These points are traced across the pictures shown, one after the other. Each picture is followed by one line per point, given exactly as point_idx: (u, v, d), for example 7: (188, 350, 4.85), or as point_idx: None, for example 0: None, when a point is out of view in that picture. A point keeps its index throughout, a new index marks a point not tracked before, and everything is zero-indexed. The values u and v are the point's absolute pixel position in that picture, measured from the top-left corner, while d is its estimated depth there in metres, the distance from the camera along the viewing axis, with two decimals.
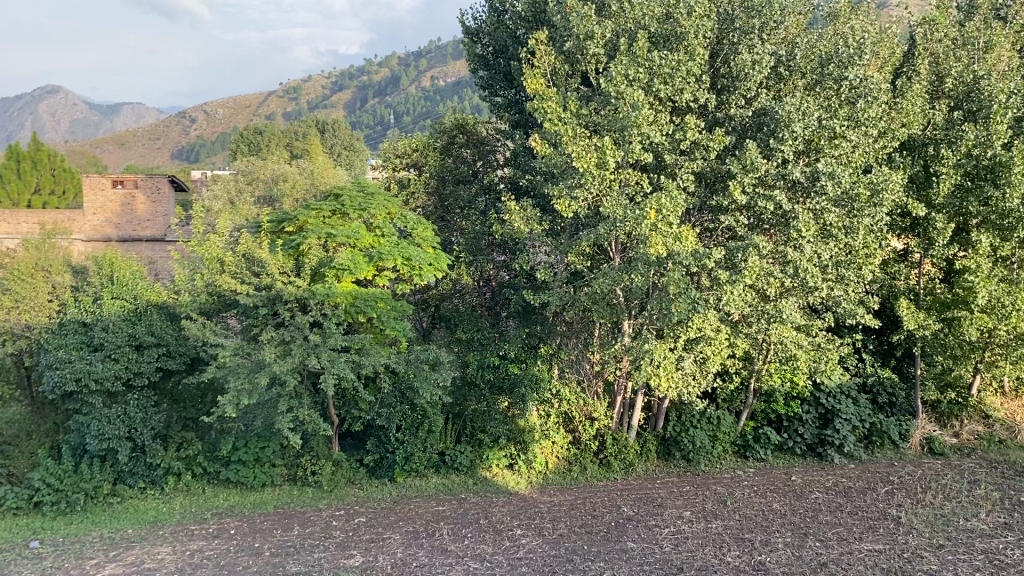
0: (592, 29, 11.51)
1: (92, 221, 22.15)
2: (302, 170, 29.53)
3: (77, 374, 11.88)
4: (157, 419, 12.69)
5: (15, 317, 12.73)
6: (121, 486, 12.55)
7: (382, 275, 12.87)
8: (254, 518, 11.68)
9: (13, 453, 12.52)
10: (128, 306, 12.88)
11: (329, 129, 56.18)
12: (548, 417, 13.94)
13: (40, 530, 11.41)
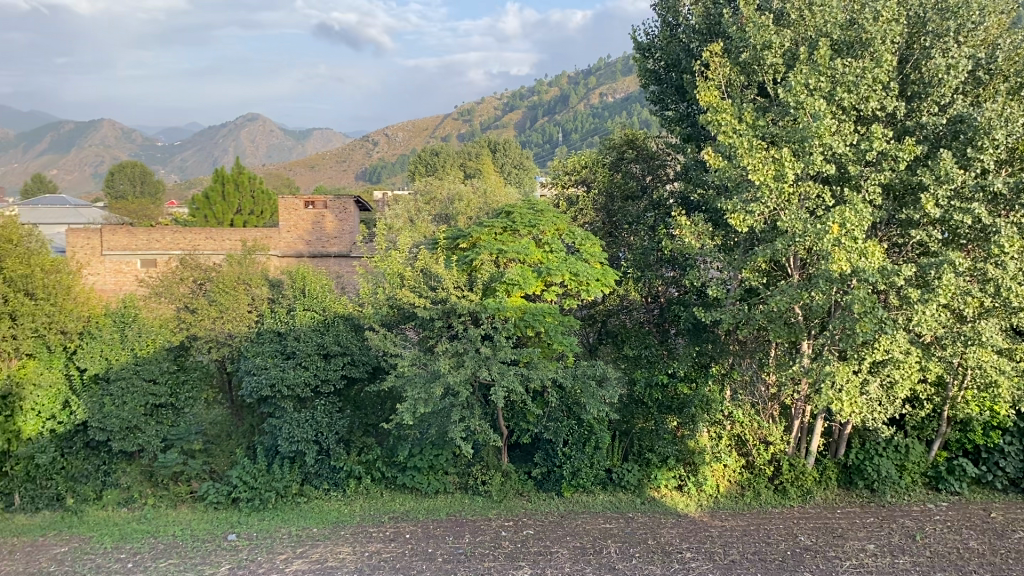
0: (770, 40, 10.63)
1: (287, 240, 22.49)
2: (474, 187, 29.19)
3: (273, 379, 12.76)
4: (342, 424, 13.38)
5: (220, 326, 13.66)
6: (307, 486, 13.29)
7: (551, 291, 12.52)
8: (428, 524, 12.01)
9: (216, 450, 13.80)
10: (317, 318, 13.71)
11: (501, 149, 56.36)
12: (719, 439, 13.27)
13: (237, 524, 12.31)
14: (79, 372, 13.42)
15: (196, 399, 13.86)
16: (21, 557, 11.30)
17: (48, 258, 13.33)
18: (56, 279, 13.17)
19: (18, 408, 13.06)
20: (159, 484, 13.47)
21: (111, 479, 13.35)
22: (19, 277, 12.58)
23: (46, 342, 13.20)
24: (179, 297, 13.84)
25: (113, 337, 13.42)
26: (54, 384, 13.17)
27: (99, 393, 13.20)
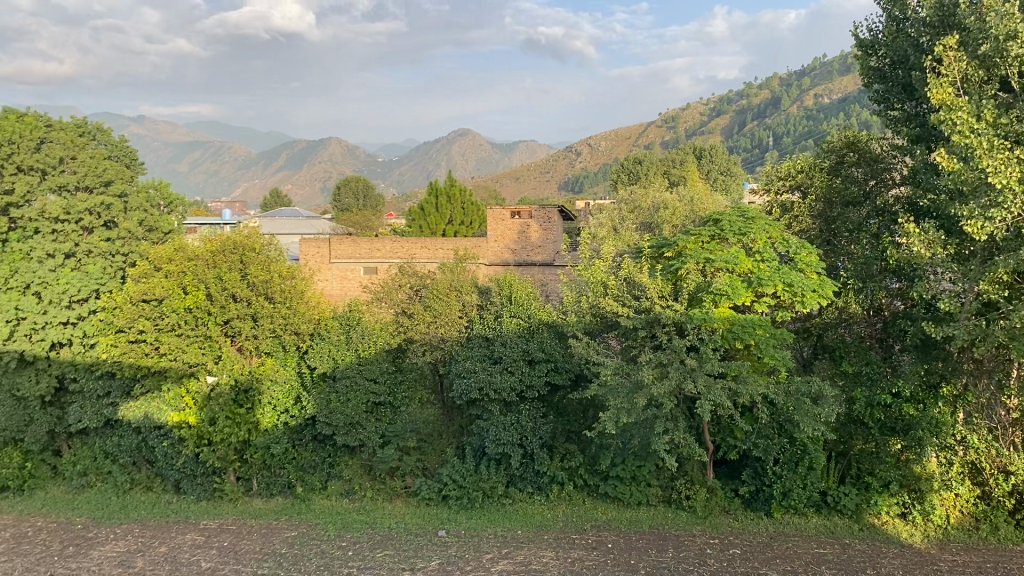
0: (1015, 29, 9.11)
1: (492, 248, 18.32)
2: (681, 195, 27.55)
3: (480, 383, 12.78)
4: (545, 429, 13.10)
5: (434, 330, 13.84)
6: (512, 488, 13.27)
7: (761, 301, 11.10)
8: (631, 535, 11.52)
9: (428, 449, 14.21)
10: (523, 324, 13.25)
11: (709, 154, 53.97)
12: (950, 467, 11.51)
13: (447, 521, 12.64)
14: (309, 370, 14.54)
15: (411, 399, 14.22)
16: (259, 538, 12.46)
17: (287, 265, 14.47)
18: (291, 285, 14.20)
19: (257, 401, 14.31)
20: (377, 478, 14.15)
21: (334, 471, 14.28)
22: (261, 283, 13.73)
23: (283, 342, 14.35)
24: (398, 302, 14.38)
25: (340, 339, 14.23)
26: (288, 381, 14.34)
27: (327, 390, 14.20)
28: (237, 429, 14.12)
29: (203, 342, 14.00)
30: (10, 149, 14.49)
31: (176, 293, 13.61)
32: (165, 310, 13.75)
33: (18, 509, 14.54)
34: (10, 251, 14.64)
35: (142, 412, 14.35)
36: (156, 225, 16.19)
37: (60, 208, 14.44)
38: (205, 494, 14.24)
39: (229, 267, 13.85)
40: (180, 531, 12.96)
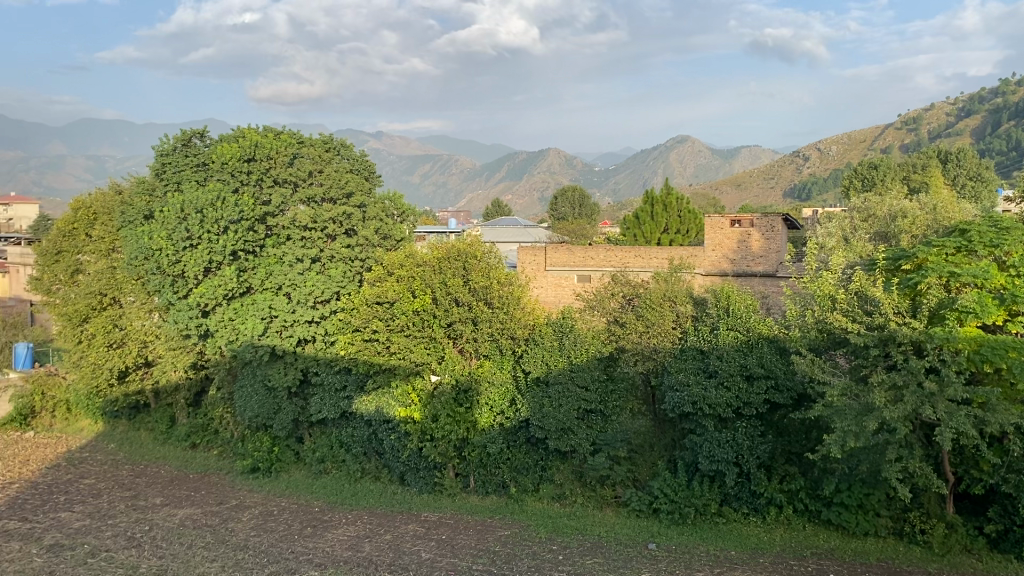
0: None
1: (709, 257, 17.71)
2: (922, 202, 25.29)
3: (693, 398, 12.44)
4: (763, 449, 12.36)
5: (645, 339, 13.86)
6: (727, 508, 12.65)
7: (1016, 321, 9.99)
8: (855, 567, 10.73)
9: (639, 460, 13.73)
10: (740, 338, 12.68)
11: (954, 157, 49.30)
12: None
13: (657, 533, 12.52)
14: (524, 374, 14.58)
15: (622, 408, 14.04)
16: (474, 534, 13.02)
17: (505, 272, 14.86)
18: (509, 291, 14.66)
19: (476, 401, 14.83)
20: (588, 484, 13.98)
21: (546, 474, 14.37)
22: (480, 288, 14.35)
23: (499, 346, 14.77)
24: (610, 311, 14.60)
25: (553, 345, 14.21)
26: (504, 383, 14.59)
27: (540, 394, 14.18)
28: (458, 427, 14.75)
29: (428, 343, 14.92)
30: (267, 164, 16.32)
31: (406, 297, 14.58)
32: (395, 311, 14.80)
33: (266, 489, 16.17)
34: (266, 256, 16.37)
35: (374, 406, 15.35)
36: (390, 234, 16.98)
37: (308, 217, 15.93)
38: (427, 488, 15.06)
39: (453, 273, 14.64)
40: (402, 522, 13.81)
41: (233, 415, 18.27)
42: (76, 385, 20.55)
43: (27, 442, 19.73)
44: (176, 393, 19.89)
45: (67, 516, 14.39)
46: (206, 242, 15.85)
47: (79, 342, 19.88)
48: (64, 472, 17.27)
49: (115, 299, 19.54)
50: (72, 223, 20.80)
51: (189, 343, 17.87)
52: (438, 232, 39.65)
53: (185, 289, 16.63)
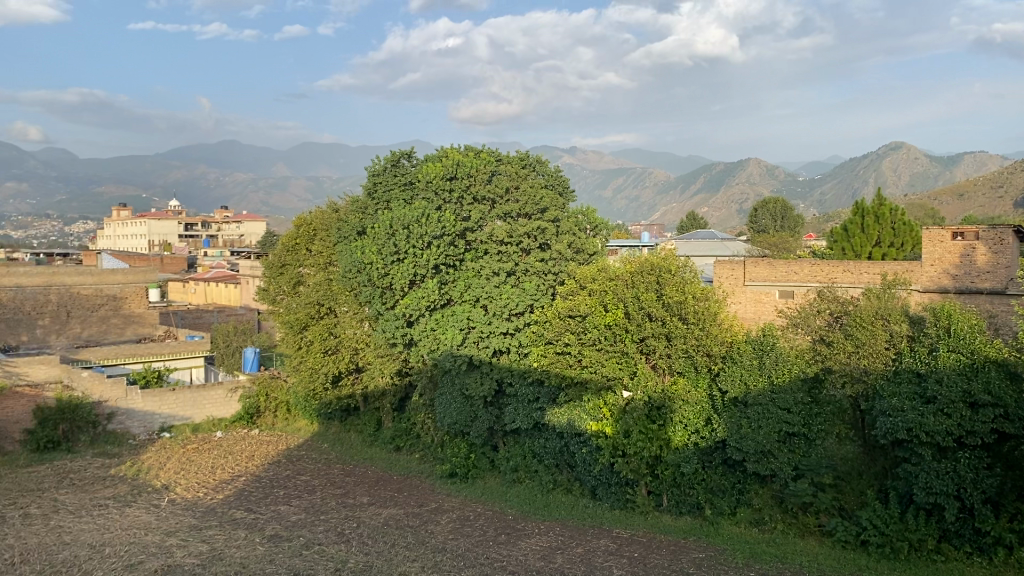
0: None
1: (928, 272, 16.13)
2: None
3: (908, 424, 11.22)
4: (990, 483, 10.83)
5: (855, 360, 12.76)
6: (947, 545, 11.37)
7: None
8: None
9: (846, 488, 12.72)
10: (964, 360, 11.36)
11: None
12: None
13: (862, 568, 11.57)
14: (720, 394, 14.00)
15: (827, 433, 12.85)
16: (668, 553, 12.71)
17: (701, 286, 14.27)
18: (704, 306, 13.95)
19: (669, 419, 14.16)
20: (788, 511, 13.06)
21: (744, 498, 13.52)
22: (674, 303, 13.84)
23: (695, 362, 14.15)
24: (815, 329, 13.50)
25: (752, 363, 13.41)
26: (700, 402, 14.02)
27: (738, 415, 13.41)
28: (650, 445, 14.16)
29: (620, 358, 14.70)
30: (468, 182, 16.98)
31: (598, 311, 14.68)
32: (588, 325, 14.89)
33: (464, 494, 16.60)
34: (464, 270, 16.89)
35: (566, 419, 15.40)
36: (584, 248, 17.02)
37: (504, 232, 16.42)
38: (619, 504, 14.78)
39: (646, 287, 14.37)
40: (595, 535, 13.75)
41: (434, 421, 18.95)
42: (296, 387, 22.14)
43: (252, 438, 21.42)
44: (383, 398, 20.90)
45: (286, 509, 15.45)
46: (412, 256, 16.51)
47: (299, 347, 21.39)
48: (284, 468, 18.57)
49: (330, 309, 20.96)
50: (295, 238, 22.31)
51: (394, 351, 18.87)
52: (633, 245, 39.11)
53: (392, 300, 17.56)
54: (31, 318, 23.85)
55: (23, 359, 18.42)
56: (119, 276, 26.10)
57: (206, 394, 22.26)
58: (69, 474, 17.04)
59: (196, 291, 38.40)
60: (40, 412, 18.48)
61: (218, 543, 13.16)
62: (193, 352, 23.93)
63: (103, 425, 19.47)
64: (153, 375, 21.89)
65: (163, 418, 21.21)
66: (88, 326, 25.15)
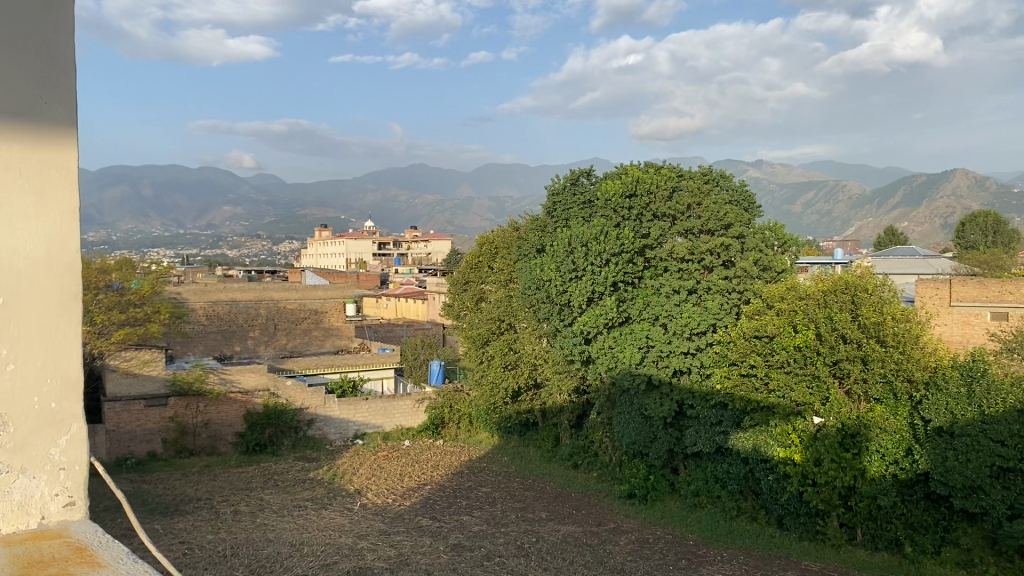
0: None
1: None
2: None
3: None
4: None
5: None
6: None
7: None
8: None
9: None
10: None
11: None
12: None
13: None
14: (923, 422, 13.09)
15: None
16: None
17: (901, 307, 13.38)
18: (905, 328, 13.07)
19: (865, 448, 13.26)
20: (1002, 553, 11.75)
21: (951, 537, 12.57)
22: (872, 324, 12.98)
23: (894, 389, 13.24)
24: None
25: (960, 392, 12.41)
26: (899, 431, 13.07)
27: (944, 444, 12.43)
28: (843, 474, 13.31)
29: (811, 382, 13.85)
30: (649, 199, 16.86)
31: (787, 332, 13.98)
32: (777, 346, 14.21)
33: (643, 514, 16.42)
34: (644, 287, 16.83)
35: (750, 444, 14.67)
36: (771, 265, 16.39)
37: (686, 249, 16.18)
38: (808, 535, 14.08)
39: (840, 307, 13.62)
40: (780, 567, 13.17)
41: (613, 440, 18.84)
42: (478, 401, 22.80)
43: (437, 448, 22.30)
44: (561, 414, 21.04)
45: (468, 519, 15.98)
46: (590, 273, 16.77)
47: (481, 361, 22.10)
48: (467, 479, 19.24)
49: (510, 325, 21.52)
50: (477, 256, 23.27)
51: (572, 368, 19.19)
52: (826, 262, 37.09)
53: (570, 318, 17.85)
54: (243, 330, 26.11)
55: (236, 367, 20.22)
56: (320, 291, 28.03)
57: (396, 404, 23.47)
58: (274, 475, 18.48)
59: (388, 307, 40.61)
60: (249, 417, 20.19)
61: (405, 548, 13.78)
62: (384, 364, 25.27)
63: (304, 431, 21.04)
64: (349, 385, 23.51)
65: (357, 425, 22.54)
66: (292, 338, 27.21)
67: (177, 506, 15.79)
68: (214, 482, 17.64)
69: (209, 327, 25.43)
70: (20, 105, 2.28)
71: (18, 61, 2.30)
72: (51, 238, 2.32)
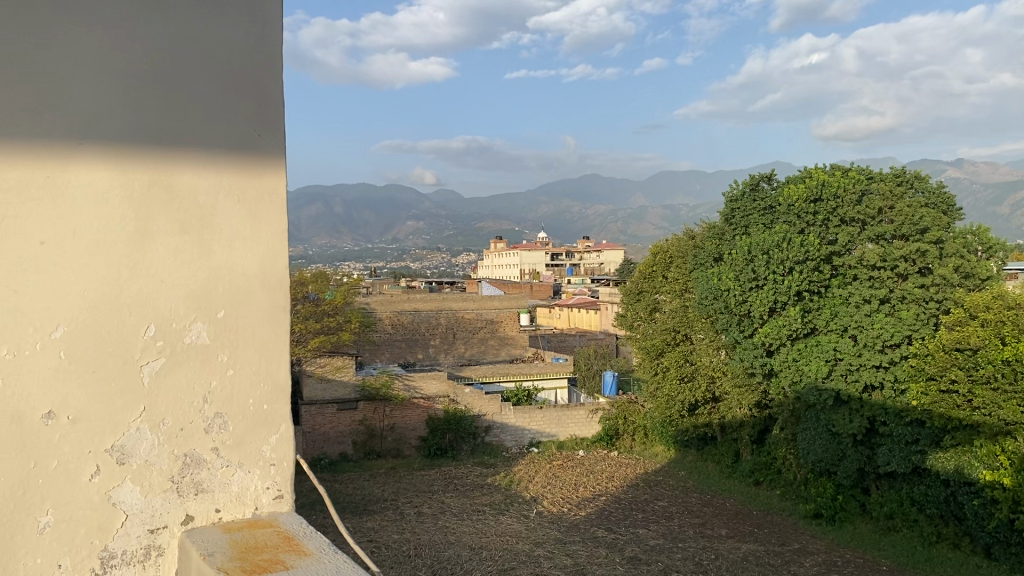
0: None
1: None
2: None
3: None
4: None
5: None
6: None
7: None
8: None
9: None
10: None
11: None
12: None
13: None
14: None
15: None
16: None
17: None
18: None
19: None
20: None
21: None
22: None
23: None
24: None
25: None
26: None
27: None
28: None
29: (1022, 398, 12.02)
30: (835, 204, 16.26)
31: (992, 344, 12.35)
32: (980, 360, 12.59)
33: (830, 537, 16.24)
34: (831, 296, 16.38)
35: (952, 465, 13.05)
36: (972, 272, 14.63)
37: (877, 256, 15.33)
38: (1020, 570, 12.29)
39: None
40: None
41: (796, 457, 18.31)
42: (654, 413, 22.97)
43: (612, 459, 22.61)
44: (741, 430, 20.61)
45: (644, 533, 16.16)
46: (772, 282, 16.61)
47: (656, 373, 22.44)
48: (643, 493, 19.42)
49: (686, 336, 21.52)
50: (652, 265, 23.33)
51: (753, 381, 18.93)
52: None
53: (751, 329, 17.78)
54: (424, 338, 27.60)
55: (419, 375, 21.45)
56: (495, 301, 29.14)
57: (571, 414, 23.99)
58: (454, 480, 19.53)
59: (562, 316, 41.43)
60: (431, 422, 21.35)
61: (581, 558, 14.16)
62: (558, 374, 25.91)
63: (482, 437, 22.04)
64: (525, 394, 24.28)
65: (532, 434, 23.25)
66: (470, 346, 28.44)
67: (367, 506, 17.05)
68: (400, 484, 18.84)
69: (394, 336, 27.06)
70: (234, 121, 2.27)
71: (235, 76, 2.29)
72: (265, 251, 2.30)
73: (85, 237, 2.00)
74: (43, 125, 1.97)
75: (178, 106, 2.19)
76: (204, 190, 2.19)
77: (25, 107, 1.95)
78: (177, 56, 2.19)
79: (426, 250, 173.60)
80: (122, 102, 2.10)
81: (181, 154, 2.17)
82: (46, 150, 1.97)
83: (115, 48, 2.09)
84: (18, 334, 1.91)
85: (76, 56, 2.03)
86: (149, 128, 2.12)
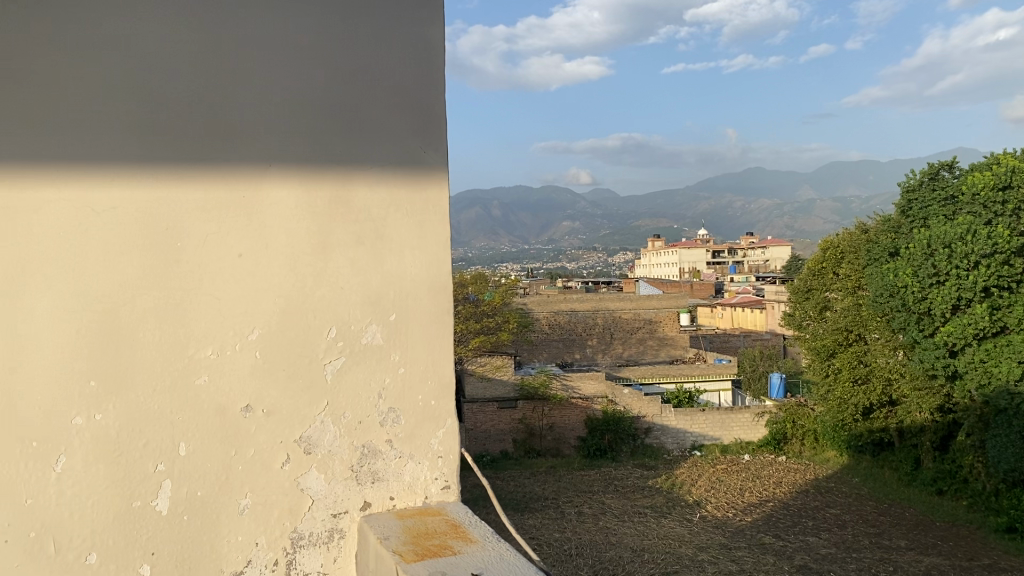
0: None
1: None
2: None
3: None
4: None
5: None
6: None
7: None
8: None
9: None
10: None
11: None
12: None
13: None
14: None
15: None
16: None
17: None
18: None
19: None
20: None
21: None
22: None
23: None
24: None
25: None
26: None
27: None
28: None
29: None
30: None
31: None
32: None
33: None
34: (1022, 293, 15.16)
35: None
36: None
37: None
38: None
39: None
40: None
41: (985, 465, 17.01)
42: (824, 417, 22.37)
43: (780, 465, 22.16)
44: (922, 435, 19.39)
45: (815, 541, 15.79)
46: (954, 278, 15.70)
47: (827, 376, 21.73)
48: (813, 499, 18.98)
49: (860, 335, 20.69)
50: (822, 262, 22.56)
51: (934, 383, 17.87)
52: None
53: (931, 327, 16.82)
54: (582, 338, 28.13)
55: (577, 375, 21.90)
56: (654, 302, 29.17)
57: (734, 417, 23.68)
58: (615, 481, 19.83)
59: (726, 316, 40.81)
60: (590, 422, 21.69)
61: (747, 564, 13.97)
62: (721, 376, 25.65)
63: (643, 438, 22.21)
64: (685, 395, 24.18)
65: (695, 436, 23.15)
66: (629, 347, 28.65)
67: (528, 503, 17.74)
68: (561, 484, 19.38)
69: (553, 336, 27.67)
70: (404, 136, 2.35)
71: (404, 103, 2.36)
72: (432, 257, 2.38)
73: (275, 256, 2.18)
74: (239, 152, 2.16)
75: (346, 128, 2.29)
76: (377, 204, 2.30)
77: (218, 142, 2.15)
78: (352, 77, 2.30)
79: (583, 250, 173.81)
80: (305, 129, 2.25)
81: (358, 171, 2.29)
82: (244, 178, 2.16)
83: (292, 79, 2.23)
84: (221, 336, 2.12)
85: (268, 95, 2.20)
86: (331, 151, 2.26)
